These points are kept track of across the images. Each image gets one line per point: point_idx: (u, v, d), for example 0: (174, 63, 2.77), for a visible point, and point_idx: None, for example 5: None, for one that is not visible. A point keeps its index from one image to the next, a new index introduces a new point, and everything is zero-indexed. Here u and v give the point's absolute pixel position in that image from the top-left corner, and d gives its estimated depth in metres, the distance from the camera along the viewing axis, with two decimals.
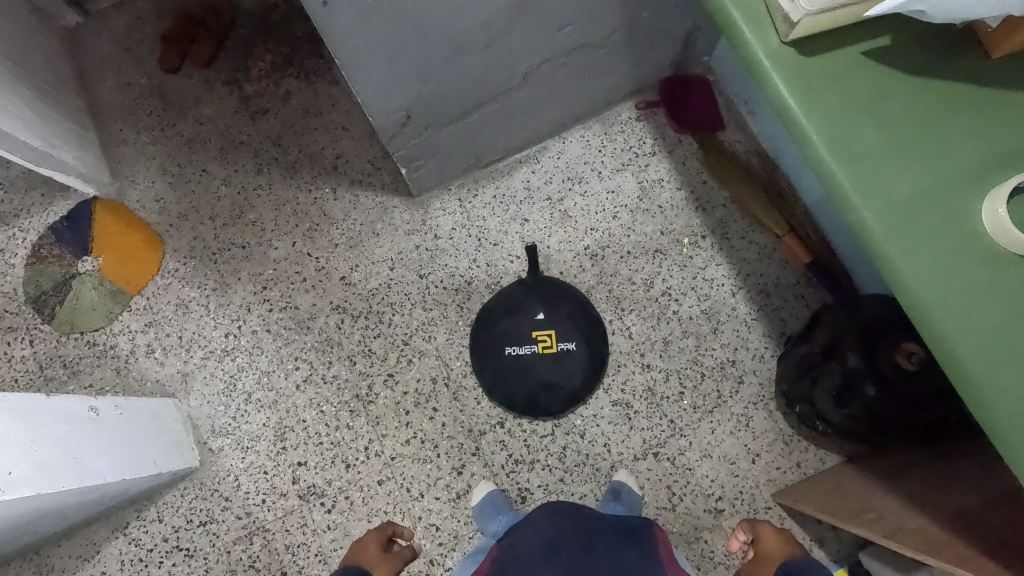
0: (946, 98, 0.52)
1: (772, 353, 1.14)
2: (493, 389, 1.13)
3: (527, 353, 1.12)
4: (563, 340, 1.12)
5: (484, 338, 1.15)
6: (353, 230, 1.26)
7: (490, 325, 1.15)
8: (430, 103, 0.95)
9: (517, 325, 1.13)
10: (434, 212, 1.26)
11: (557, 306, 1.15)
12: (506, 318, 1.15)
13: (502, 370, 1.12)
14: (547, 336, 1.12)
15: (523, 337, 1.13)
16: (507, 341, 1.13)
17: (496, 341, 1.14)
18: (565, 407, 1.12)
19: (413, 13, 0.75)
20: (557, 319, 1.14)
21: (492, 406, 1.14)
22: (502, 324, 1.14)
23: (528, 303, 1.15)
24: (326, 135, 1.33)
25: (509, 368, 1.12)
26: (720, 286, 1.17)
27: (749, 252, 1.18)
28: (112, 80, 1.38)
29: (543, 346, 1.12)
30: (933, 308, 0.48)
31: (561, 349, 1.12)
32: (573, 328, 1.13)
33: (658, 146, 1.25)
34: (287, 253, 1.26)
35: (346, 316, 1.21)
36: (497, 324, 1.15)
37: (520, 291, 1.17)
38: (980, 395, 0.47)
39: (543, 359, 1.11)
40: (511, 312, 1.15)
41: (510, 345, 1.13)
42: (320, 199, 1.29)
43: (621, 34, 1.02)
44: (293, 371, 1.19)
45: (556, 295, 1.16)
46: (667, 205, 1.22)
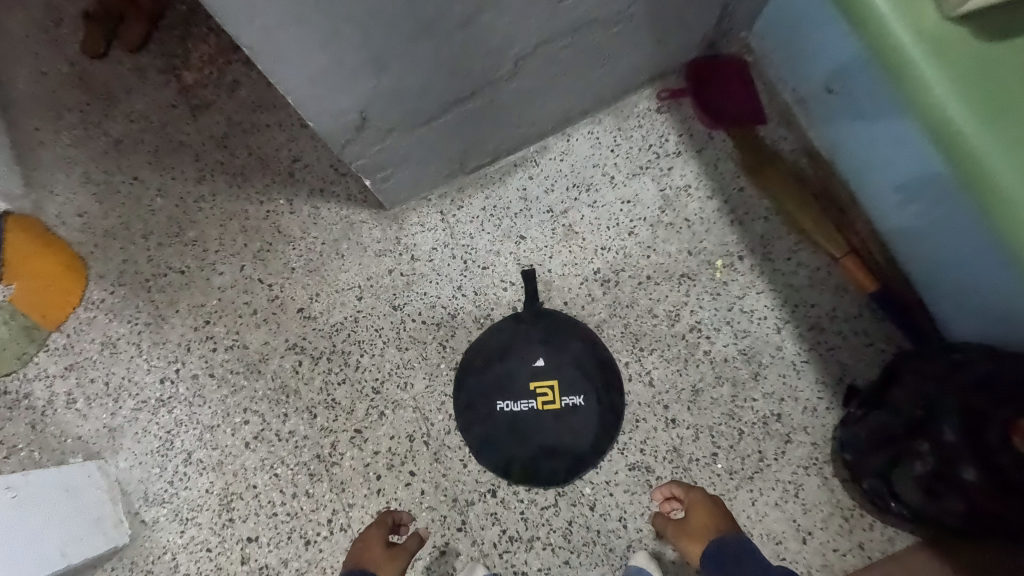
0: None
1: (828, 405, 0.91)
2: (481, 455, 0.93)
3: (525, 410, 0.93)
4: (568, 394, 0.93)
5: (472, 389, 0.95)
6: (312, 251, 1.05)
7: (478, 374, 0.96)
8: (393, 102, 0.72)
9: (513, 375, 0.95)
10: (410, 228, 1.04)
11: (561, 350, 0.95)
12: (499, 364, 0.96)
13: (493, 432, 0.93)
14: (549, 389, 0.94)
15: (520, 390, 0.94)
16: (497, 394, 0.94)
17: (485, 394, 0.95)
18: (571, 477, 0.92)
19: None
20: (561, 367, 0.95)
21: (481, 470, 0.93)
22: (493, 372, 0.95)
23: (527, 344, 0.96)
24: (281, 133, 1.10)
25: (502, 425, 0.93)
26: (762, 320, 0.95)
27: (798, 277, 0.95)
28: (27, 69, 1.15)
29: (543, 401, 0.93)
30: None
31: (565, 405, 0.93)
32: (583, 378, 0.94)
33: (684, 144, 1.02)
34: (234, 280, 1.05)
35: (305, 357, 1.00)
36: (488, 372, 0.95)
37: (516, 330, 0.97)
38: None
39: (543, 419, 0.93)
40: (505, 356, 0.96)
41: (502, 399, 0.94)
42: (274, 212, 1.07)
43: (641, 6, 0.78)
44: (242, 426, 0.99)
45: (560, 335, 0.96)
46: (695, 219, 0.99)
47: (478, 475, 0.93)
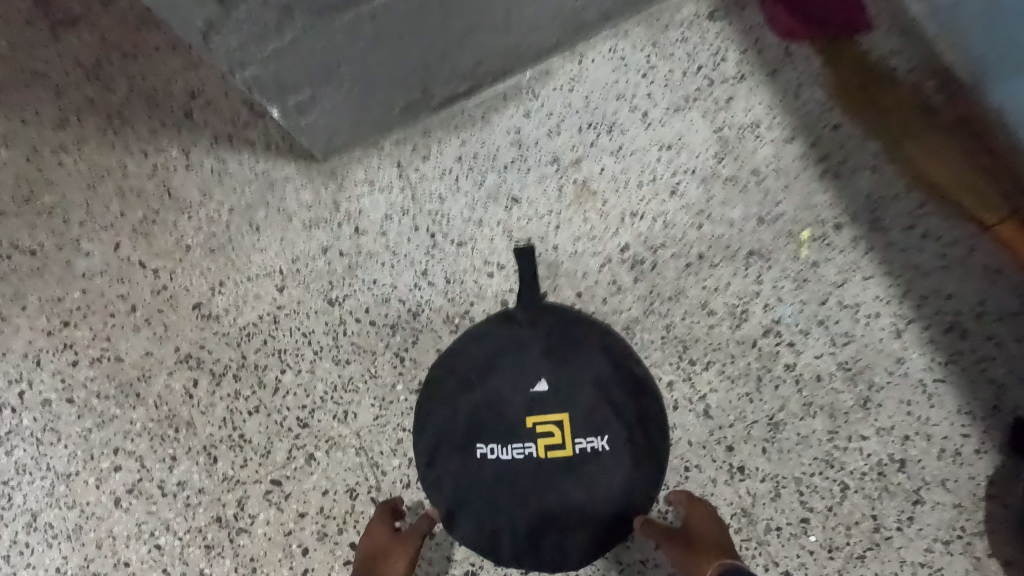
0: None
1: (974, 447, 0.61)
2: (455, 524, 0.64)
3: (520, 458, 0.64)
4: (582, 436, 0.64)
5: (442, 425, 0.65)
6: (217, 223, 0.74)
7: (450, 405, 0.66)
8: None
9: (502, 406, 0.65)
10: (354, 189, 0.72)
11: (572, 369, 0.65)
12: (481, 389, 0.66)
13: (467, 489, 0.64)
14: (554, 427, 0.64)
15: (513, 427, 0.64)
16: (477, 434, 0.65)
17: (459, 433, 0.65)
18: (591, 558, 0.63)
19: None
20: (572, 395, 0.65)
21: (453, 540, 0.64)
22: (474, 402, 0.66)
23: (522, 361, 0.66)
24: (175, 56, 0.78)
25: (487, 479, 0.64)
26: (871, 320, 0.64)
27: (926, 256, 0.64)
28: None
29: (546, 446, 0.63)
30: None
31: (579, 451, 0.63)
32: (605, 410, 0.64)
33: (751, 63, 0.69)
34: (105, 264, 0.74)
35: (204, 375, 0.70)
36: (465, 401, 0.66)
37: (503, 339, 0.67)
38: None
39: (545, 472, 0.63)
40: (489, 376, 0.66)
41: (485, 442, 0.64)
42: (163, 168, 0.75)
43: None
44: (110, 475, 0.68)
45: (570, 346, 0.66)
46: (769, 171, 0.67)
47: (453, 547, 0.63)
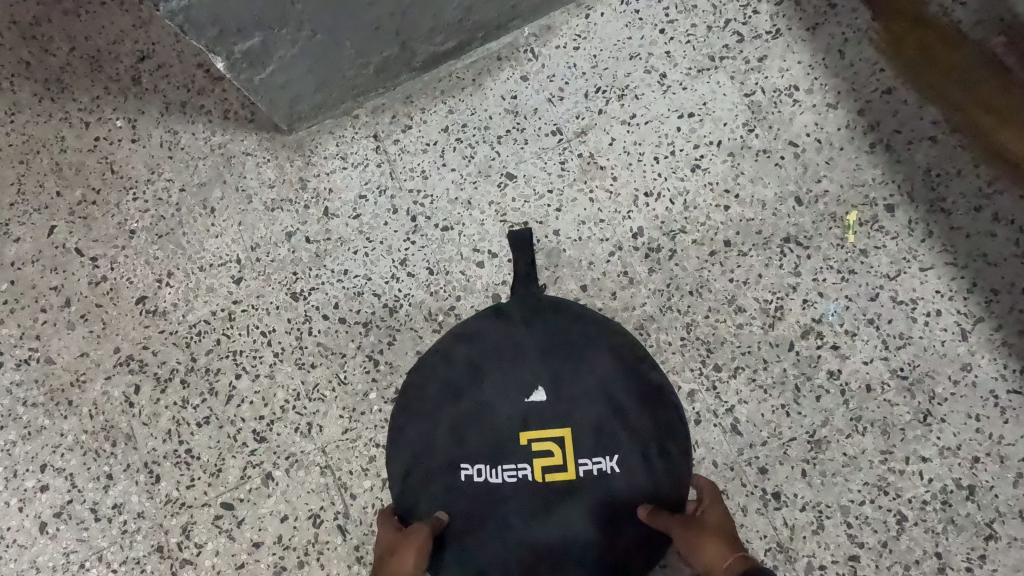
0: None
1: None
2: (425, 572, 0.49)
3: (512, 484, 0.49)
4: (589, 455, 0.49)
5: (413, 442, 0.52)
6: (166, 203, 0.64)
7: (424, 414, 0.52)
8: None
9: (489, 416, 0.50)
10: (323, 165, 0.62)
11: (578, 370, 0.51)
12: (462, 396, 0.51)
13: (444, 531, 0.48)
14: (555, 444, 0.49)
15: (502, 445, 0.49)
16: (456, 453, 0.50)
17: (433, 452, 0.50)
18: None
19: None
20: (579, 404, 0.50)
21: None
22: (454, 411, 0.51)
23: (515, 361, 0.51)
24: (124, 15, 0.68)
25: (468, 515, 0.49)
26: (931, 318, 0.54)
27: (996, 242, 0.54)
28: None
29: (544, 468, 0.49)
30: None
31: (585, 475, 0.49)
32: (618, 423, 0.50)
33: (785, 19, 0.60)
34: (37, 250, 0.64)
35: (147, 380, 0.60)
36: (442, 412, 0.51)
37: (492, 334, 0.53)
38: None
39: (543, 503, 0.49)
40: (473, 379, 0.52)
41: (468, 463, 0.49)
42: (105, 142, 0.66)
43: None
44: (35, 496, 0.59)
45: (573, 344, 0.52)
46: (807, 143, 0.58)
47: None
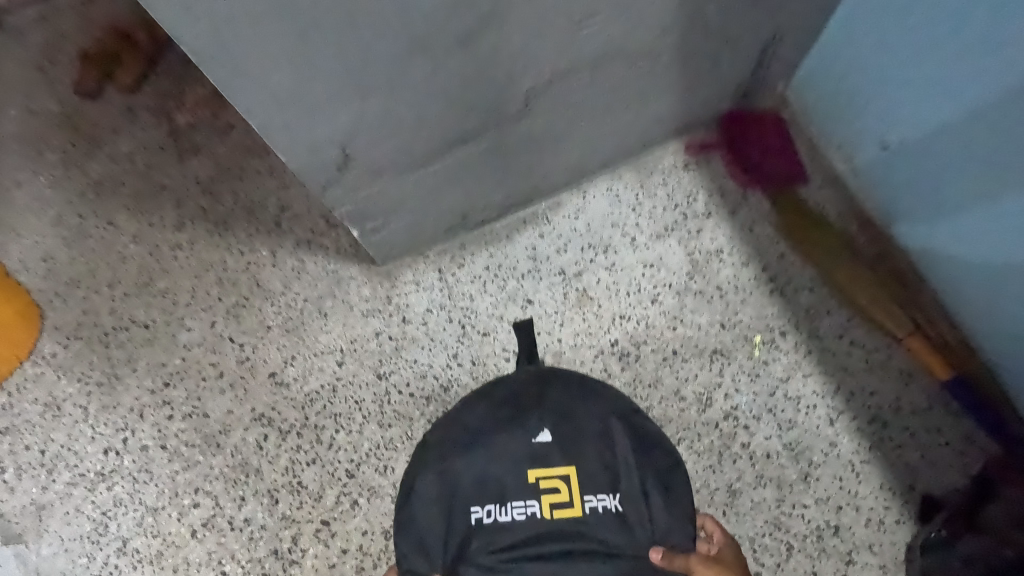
0: None
1: (896, 519, 0.75)
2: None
3: (524, 518, 0.64)
4: (589, 492, 0.64)
5: (445, 480, 0.66)
6: (292, 307, 0.92)
7: (454, 459, 0.67)
8: (383, 138, 0.62)
9: (507, 460, 0.66)
10: (403, 286, 0.92)
11: (575, 422, 0.68)
12: (483, 442, 0.67)
13: (470, 554, 0.63)
14: (559, 484, 0.65)
15: (518, 484, 0.65)
16: (478, 493, 0.65)
17: (461, 485, 0.66)
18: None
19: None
20: (576, 451, 0.66)
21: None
22: (476, 456, 0.67)
23: (525, 414, 0.68)
24: (271, 179, 1.00)
25: (492, 540, 0.63)
26: (810, 409, 0.80)
27: (853, 359, 0.81)
28: (15, 107, 1.10)
29: (552, 504, 0.64)
30: None
31: (588, 510, 0.64)
32: (611, 463, 0.66)
33: (715, 205, 0.90)
34: (203, 337, 0.93)
35: (271, 431, 0.86)
36: (468, 456, 0.67)
37: (508, 393, 0.70)
38: None
39: (553, 534, 0.63)
40: (491, 428, 0.68)
41: (481, 505, 0.65)
42: (254, 264, 0.96)
43: (672, 42, 0.69)
44: (190, 510, 0.84)
45: (571, 401, 0.69)
46: (729, 287, 0.86)
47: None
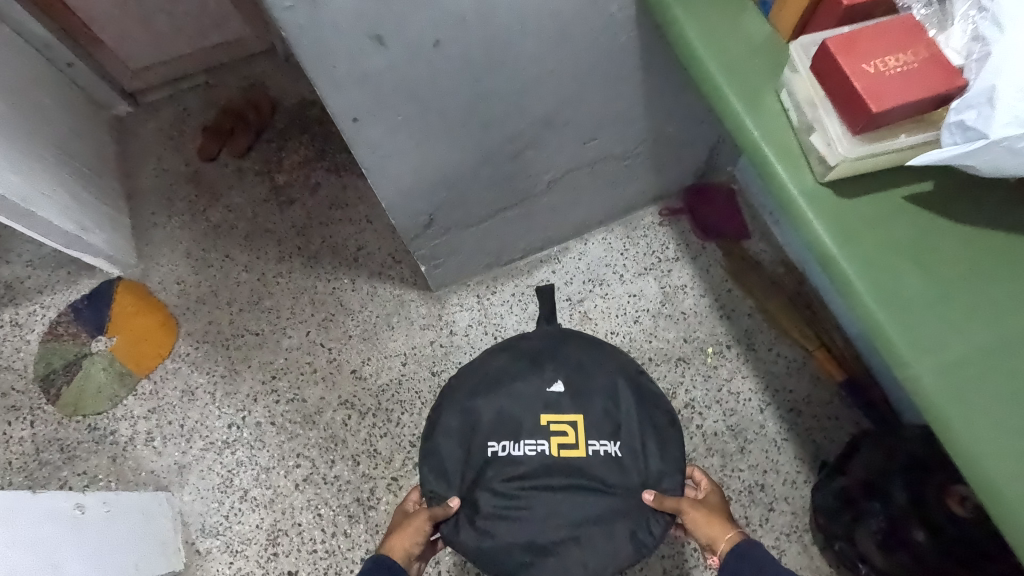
0: (997, 251, 0.48)
1: (805, 479, 1.05)
2: (472, 512, 0.74)
3: (534, 454, 0.74)
4: (594, 438, 0.75)
5: (470, 418, 0.77)
6: (368, 321, 1.24)
7: (479, 399, 0.77)
8: (454, 208, 0.95)
9: (524, 403, 0.76)
10: (450, 307, 1.24)
11: (585, 376, 0.78)
12: (504, 386, 0.77)
13: (486, 479, 0.74)
14: (568, 428, 0.75)
15: (532, 426, 0.75)
16: (496, 431, 0.76)
17: (482, 422, 0.76)
18: (602, 554, 0.72)
19: (401, 147, 0.76)
20: (585, 401, 0.77)
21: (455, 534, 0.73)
22: (497, 397, 0.77)
23: (543, 366, 0.79)
24: (350, 225, 1.33)
25: (505, 471, 0.74)
26: (746, 401, 1.11)
27: (778, 366, 1.12)
28: (151, 166, 1.43)
29: (560, 445, 0.74)
30: (992, 481, 0.44)
31: (591, 453, 0.74)
32: (615, 413, 0.77)
33: (682, 252, 1.22)
34: (300, 343, 1.24)
35: (354, 412, 1.17)
36: (491, 396, 0.77)
37: (527, 345, 0.80)
38: None
39: (558, 468, 0.74)
40: (511, 375, 0.78)
41: (498, 441, 0.75)
42: (337, 289, 1.28)
43: (646, 146, 1.02)
44: (294, 469, 1.14)
45: (583, 356, 0.80)
46: (691, 312, 1.18)
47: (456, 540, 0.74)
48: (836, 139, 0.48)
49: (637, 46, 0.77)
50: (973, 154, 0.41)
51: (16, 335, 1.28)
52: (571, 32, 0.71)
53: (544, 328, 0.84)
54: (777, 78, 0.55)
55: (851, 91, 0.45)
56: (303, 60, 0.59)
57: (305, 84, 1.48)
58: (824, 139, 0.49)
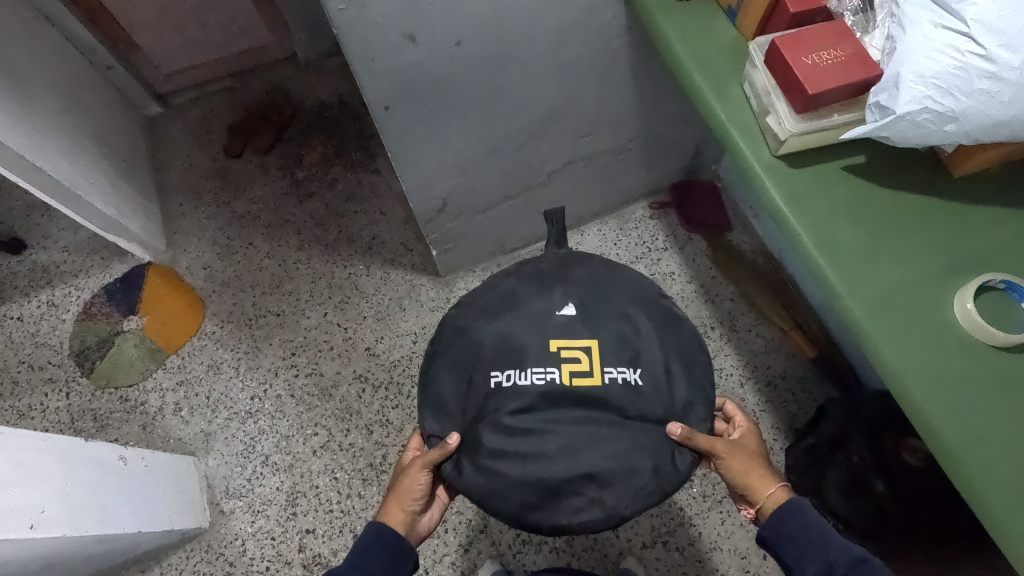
0: (911, 209, 0.65)
1: (781, 446, 1.15)
2: (478, 448, 0.69)
3: (543, 382, 0.67)
4: (610, 364, 0.69)
5: (474, 348, 0.72)
6: (381, 303, 1.34)
7: (484, 329, 0.73)
8: (465, 194, 1.06)
9: (532, 328, 0.70)
10: (458, 291, 1.34)
11: (597, 300, 0.73)
12: (509, 314, 0.72)
13: (491, 411, 0.69)
14: (581, 354, 0.69)
15: (540, 352, 0.69)
16: (500, 360, 0.70)
17: (487, 351, 0.71)
18: (619, 489, 0.67)
19: (422, 134, 0.88)
20: (598, 325, 0.71)
21: (461, 470, 0.70)
22: (502, 326, 0.72)
23: (552, 290, 0.73)
24: (365, 218, 1.44)
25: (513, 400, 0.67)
26: (729, 376, 1.21)
27: (757, 344, 1.23)
28: (179, 161, 1.53)
29: (572, 373, 0.68)
30: (906, 380, 0.60)
31: (608, 381, 0.68)
32: (631, 338, 0.71)
33: (670, 242, 1.33)
34: (318, 322, 1.34)
35: (367, 386, 1.27)
36: (497, 323, 0.72)
37: (534, 272, 0.76)
38: (950, 456, 0.58)
39: (572, 398, 0.67)
40: (516, 300, 0.73)
41: (501, 370, 0.69)
42: (353, 274, 1.38)
43: (637, 143, 1.14)
44: (312, 437, 1.24)
45: (595, 280, 0.75)
46: (678, 296, 1.28)
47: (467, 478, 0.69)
48: (784, 118, 0.63)
49: (628, 51, 0.89)
50: (884, 127, 0.57)
51: (51, 315, 1.36)
52: (572, 35, 0.82)
53: (553, 254, 0.80)
54: (741, 73, 0.71)
55: (794, 78, 0.61)
56: (348, 52, 0.70)
57: (323, 87, 1.58)
58: (777, 119, 0.65)
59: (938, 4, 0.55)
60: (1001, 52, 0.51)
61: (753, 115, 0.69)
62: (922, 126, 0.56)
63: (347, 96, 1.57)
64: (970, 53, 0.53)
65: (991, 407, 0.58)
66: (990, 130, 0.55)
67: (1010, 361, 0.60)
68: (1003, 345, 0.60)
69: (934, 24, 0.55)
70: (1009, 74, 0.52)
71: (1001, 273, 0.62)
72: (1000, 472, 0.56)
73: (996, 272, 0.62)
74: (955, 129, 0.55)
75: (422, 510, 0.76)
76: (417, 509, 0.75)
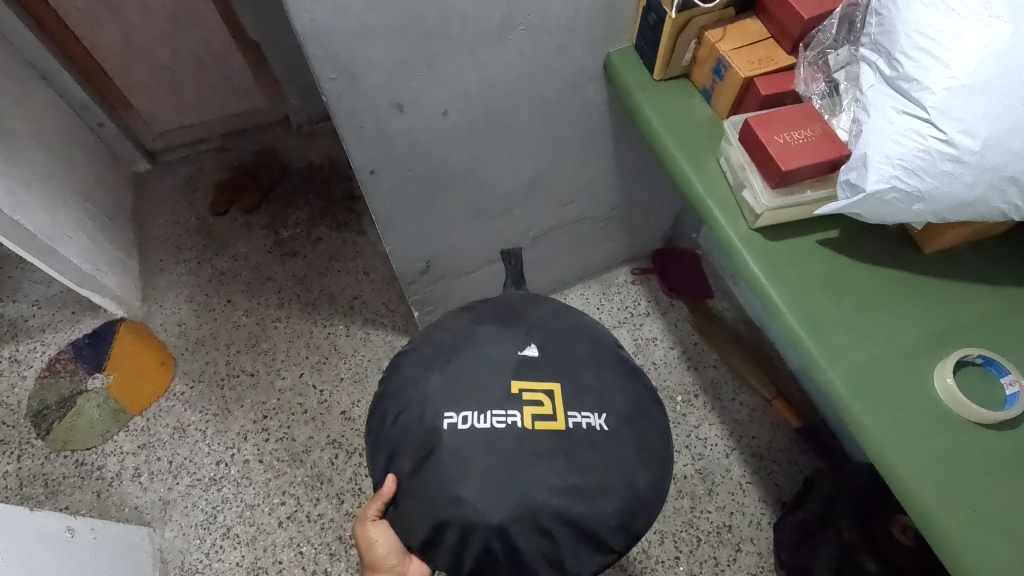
0: (884, 287, 0.66)
1: (769, 521, 1.12)
2: (431, 503, 0.64)
3: (504, 426, 0.63)
4: (573, 409, 0.66)
5: (427, 390, 0.67)
6: (359, 365, 1.31)
7: (438, 371, 0.68)
8: (447, 257, 1.06)
9: (490, 367, 0.67)
10: None
11: (562, 345, 0.71)
12: (467, 354, 0.69)
13: (445, 460, 0.63)
14: (543, 398, 0.65)
15: (497, 392, 0.65)
16: (453, 400, 0.65)
17: (441, 389, 0.67)
18: (573, 549, 0.64)
19: (408, 196, 0.88)
20: (561, 368, 0.68)
21: (414, 525, 0.65)
22: (459, 369, 0.68)
23: (515, 330, 0.71)
24: (348, 277, 1.43)
25: (473, 452, 0.62)
26: (714, 446, 1.19)
27: (740, 411, 1.22)
28: (163, 217, 1.52)
29: (535, 416, 0.64)
30: (893, 456, 0.58)
31: (573, 426, 0.65)
32: (595, 383, 0.69)
33: (653, 308, 1.34)
34: (293, 384, 1.30)
35: (341, 452, 1.22)
36: (454, 364, 0.68)
37: (494, 312, 0.74)
38: (942, 544, 0.56)
39: (533, 441, 0.63)
40: (477, 340, 0.70)
41: (456, 412, 0.65)
42: (333, 334, 1.36)
43: (619, 211, 1.16)
44: (278, 506, 1.17)
45: (553, 322, 0.73)
46: (660, 362, 1.28)
47: (429, 540, 0.65)
48: (760, 193, 0.65)
49: (610, 124, 0.93)
50: (855, 204, 0.59)
51: (13, 371, 1.30)
52: (556, 109, 0.86)
53: (513, 295, 0.79)
54: (717, 147, 0.74)
55: (766, 154, 0.63)
56: (338, 121, 0.72)
57: (312, 149, 1.61)
58: (753, 194, 0.67)
59: (899, 92, 0.58)
60: (961, 137, 0.54)
61: (730, 188, 0.71)
62: (892, 205, 0.58)
63: (337, 158, 1.59)
64: (932, 137, 0.55)
65: (980, 489, 0.57)
66: (955, 210, 0.57)
67: (996, 438, 0.59)
68: (988, 422, 0.59)
69: (896, 109, 0.58)
70: (969, 157, 0.54)
71: (976, 347, 0.62)
72: (997, 562, 0.54)
73: (975, 347, 0.62)
74: (923, 208, 0.57)
75: (404, 556, 0.72)
76: (395, 560, 0.71)
